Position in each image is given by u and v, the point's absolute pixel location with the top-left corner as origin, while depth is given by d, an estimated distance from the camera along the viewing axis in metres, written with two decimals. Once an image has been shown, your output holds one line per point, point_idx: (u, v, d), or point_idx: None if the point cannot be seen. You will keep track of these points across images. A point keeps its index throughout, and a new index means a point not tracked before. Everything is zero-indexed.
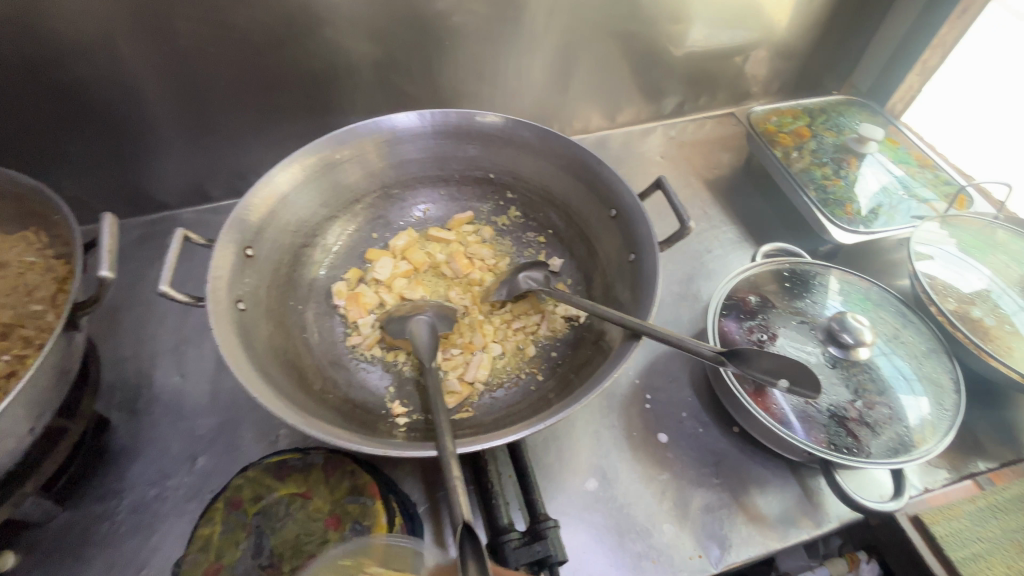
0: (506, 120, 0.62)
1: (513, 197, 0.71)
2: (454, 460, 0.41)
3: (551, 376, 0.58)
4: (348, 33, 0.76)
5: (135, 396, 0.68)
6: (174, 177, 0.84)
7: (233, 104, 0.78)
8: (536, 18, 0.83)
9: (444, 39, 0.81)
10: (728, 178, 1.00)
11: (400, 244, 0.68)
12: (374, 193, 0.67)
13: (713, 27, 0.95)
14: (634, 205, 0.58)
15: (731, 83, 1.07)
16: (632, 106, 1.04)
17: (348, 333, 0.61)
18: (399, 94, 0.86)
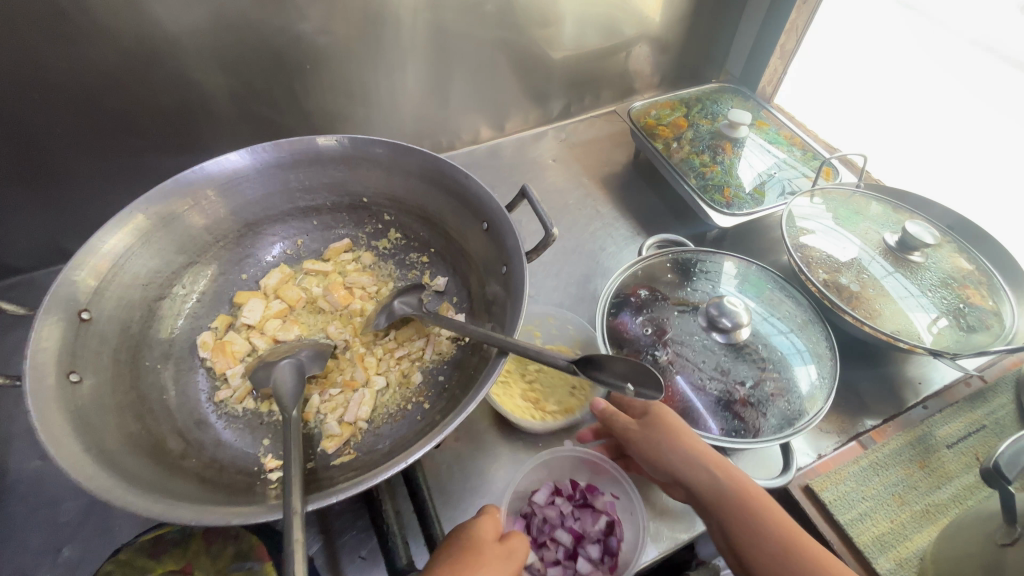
0: (350, 139, 0.61)
1: (390, 219, 0.68)
2: (298, 521, 0.38)
3: (437, 401, 0.56)
4: (195, 66, 0.72)
5: None
6: (22, 237, 0.76)
7: (75, 152, 0.72)
8: (400, 33, 0.82)
9: (305, 64, 0.78)
10: (620, 174, 1.02)
11: (271, 283, 0.64)
12: (235, 233, 0.64)
13: (584, 29, 0.97)
14: (501, 217, 0.57)
15: (615, 81, 1.09)
16: (520, 113, 1.04)
17: (217, 387, 0.57)
18: (267, 124, 0.82)
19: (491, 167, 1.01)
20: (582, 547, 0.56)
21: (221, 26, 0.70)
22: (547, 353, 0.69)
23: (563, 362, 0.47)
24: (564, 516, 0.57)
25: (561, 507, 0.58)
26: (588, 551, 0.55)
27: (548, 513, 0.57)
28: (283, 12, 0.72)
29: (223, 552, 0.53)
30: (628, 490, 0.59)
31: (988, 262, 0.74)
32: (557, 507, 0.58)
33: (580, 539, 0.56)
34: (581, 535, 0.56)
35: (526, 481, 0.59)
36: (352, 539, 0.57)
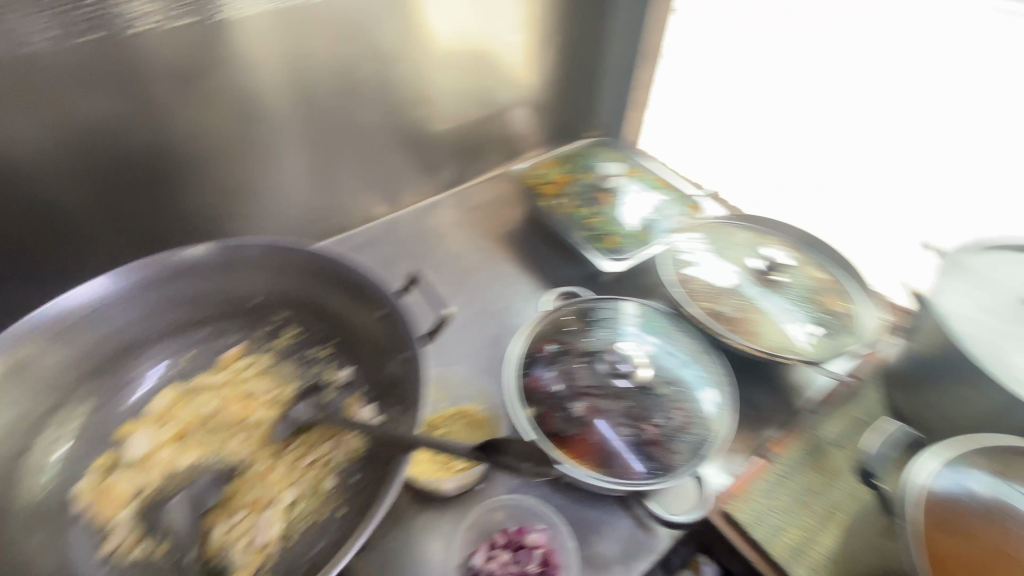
0: (216, 243, 0.61)
1: (286, 317, 0.66)
2: None
3: (353, 506, 0.53)
4: (52, 183, 0.69)
5: None
6: None
7: None
8: (274, 127, 0.82)
9: (176, 170, 0.77)
10: (517, 233, 1.06)
11: (158, 407, 0.60)
12: (109, 362, 0.59)
13: (460, 104, 1.02)
14: (397, 305, 0.59)
15: (501, 146, 1.15)
16: (413, 186, 1.07)
17: (102, 539, 0.51)
18: (141, 235, 0.79)
19: (391, 242, 1.02)
20: None
21: (78, 146, 0.69)
22: (460, 414, 0.73)
23: (464, 450, 0.52)
24: (505, 563, 0.57)
25: (500, 556, 0.58)
26: None
27: (489, 567, 0.57)
28: (144, 125, 0.72)
29: None
30: (552, 519, 0.62)
31: (839, 271, 0.84)
32: (496, 558, 0.58)
33: None
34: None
35: (461, 547, 0.60)
36: None
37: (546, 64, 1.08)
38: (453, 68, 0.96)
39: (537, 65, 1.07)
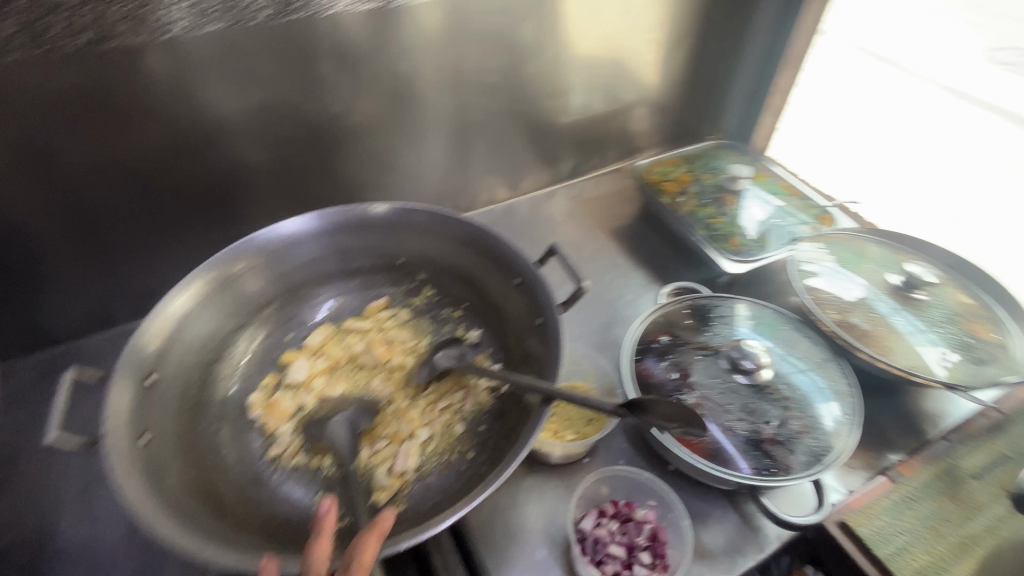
0: (392, 204, 0.68)
1: (424, 278, 0.73)
2: None
3: (482, 451, 0.59)
4: (240, 143, 0.79)
5: (36, 555, 0.61)
6: (74, 307, 0.81)
7: (126, 222, 0.78)
8: (425, 107, 0.90)
9: (340, 140, 0.86)
10: (630, 227, 1.07)
11: (315, 342, 0.68)
12: (281, 297, 0.68)
13: (588, 97, 1.05)
14: (535, 274, 0.62)
15: (620, 142, 1.17)
16: (533, 174, 1.12)
17: (267, 444, 0.59)
18: (302, 194, 0.89)
19: (506, 225, 1.07)
20: (636, 557, 0.58)
21: (266, 110, 0.77)
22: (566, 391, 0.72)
23: (610, 407, 0.53)
24: (614, 532, 0.59)
25: (609, 524, 0.60)
26: (641, 558, 0.57)
27: (599, 533, 0.59)
28: (321, 94, 0.80)
29: None
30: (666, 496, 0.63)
31: (989, 297, 0.78)
32: (605, 525, 0.60)
33: (631, 550, 0.58)
34: (631, 547, 0.58)
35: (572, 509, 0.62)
36: None
37: (678, 64, 1.08)
38: (589, 61, 0.99)
39: (668, 63, 1.07)
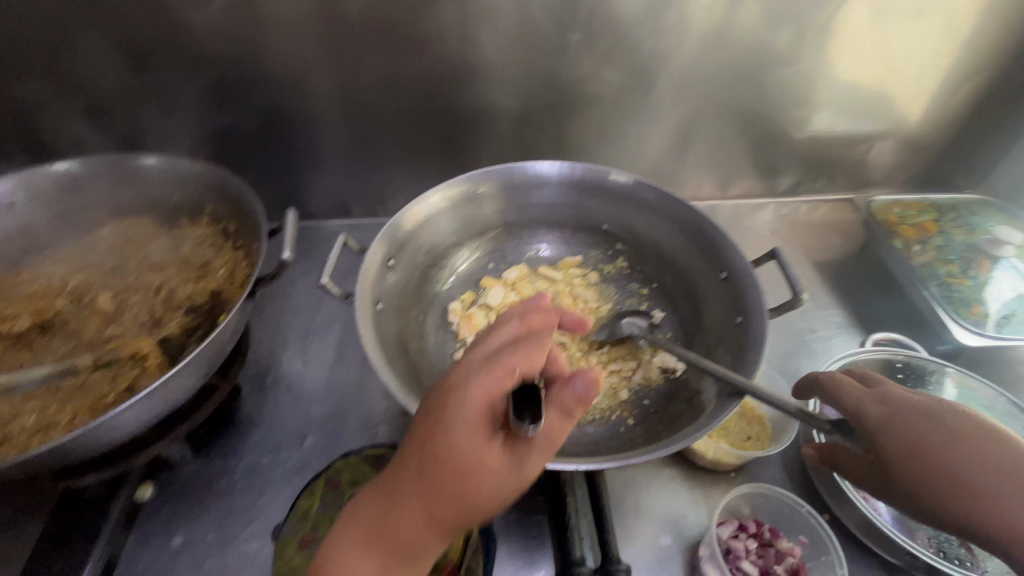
0: (634, 178, 0.69)
1: (623, 249, 0.75)
2: None
3: (642, 422, 0.60)
4: (494, 87, 0.86)
5: (265, 372, 0.77)
6: (326, 193, 0.97)
7: (387, 133, 0.90)
8: (664, 89, 0.90)
9: (577, 102, 0.90)
10: (840, 262, 0.97)
11: (512, 276, 0.73)
12: (496, 229, 0.74)
13: (838, 114, 0.96)
14: (746, 272, 0.60)
15: (854, 171, 1.06)
16: (745, 181, 1.07)
17: (457, 347, 0.67)
18: (526, 144, 0.95)
19: None
20: None
21: (526, 61, 0.84)
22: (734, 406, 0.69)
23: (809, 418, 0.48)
24: (751, 551, 0.57)
25: (747, 541, 0.57)
26: None
27: (734, 545, 0.57)
28: (577, 56, 0.84)
29: None
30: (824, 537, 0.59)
31: None
32: (742, 541, 0.58)
33: None
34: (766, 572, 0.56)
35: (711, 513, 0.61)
36: (528, 517, 0.63)
37: (963, 100, 0.94)
38: (854, 76, 0.90)
39: (949, 96, 0.94)
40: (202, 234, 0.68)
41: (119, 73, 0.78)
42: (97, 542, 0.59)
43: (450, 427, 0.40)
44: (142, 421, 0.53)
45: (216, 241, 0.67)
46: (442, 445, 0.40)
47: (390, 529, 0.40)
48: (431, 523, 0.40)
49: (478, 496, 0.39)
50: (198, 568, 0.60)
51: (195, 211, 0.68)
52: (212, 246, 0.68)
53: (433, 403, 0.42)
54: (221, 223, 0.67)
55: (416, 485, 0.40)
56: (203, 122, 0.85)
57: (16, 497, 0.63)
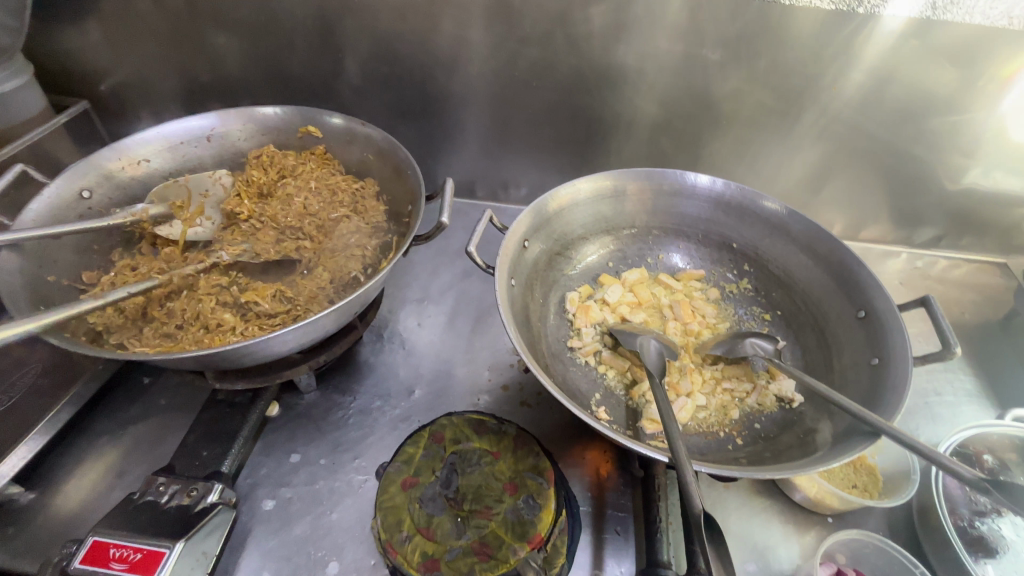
0: (784, 207, 0.68)
1: (749, 270, 0.74)
2: (690, 473, 0.46)
3: (750, 444, 0.60)
4: (639, 93, 0.88)
5: (383, 325, 0.83)
6: (456, 172, 1.03)
7: (525, 124, 0.94)
8: (814, 117, 0.88)
9: (717, 118, 0.90)
10: (978, 327, 0.90)
11: (632, 277, 0.75)
12: (627, 229, 0.76)
13: (1003, 172, 0.89)
14: (889, 314, 0.57)
15: (1009, 234, 0.97)
16: (881, 226, 1.01)
17: (571, 335, 0.70)
18: (658, 152, 0.96)
19: None
20: None
21: (677, 71, 0.85)
22: None
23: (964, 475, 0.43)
24: None
25: None
26: None
27: None
28: (731, 71, 0.84)
29: (527, 457, 0.65)
30: None
31: None
32: None
33: None
34: None
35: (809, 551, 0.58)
36: (613, 513, 0.64)
37: None
38: None
39: None
40: (369, 189, 0.74)
41: (307, 36, 0.87)
42: (237, 440, 0.64)
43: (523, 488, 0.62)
44: (296, 340, 0.58)
45: (377, 208, 0.74)
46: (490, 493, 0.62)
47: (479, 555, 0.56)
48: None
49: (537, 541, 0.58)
50: (309, 486, 0.66)
51: (367, 172, 0.76)
52: (372, 210, 0.73)
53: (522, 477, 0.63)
54: (385, 191, 0.74)
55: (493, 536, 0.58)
56: (365, 89, 0.92)
57: (173, 391, 0.72)
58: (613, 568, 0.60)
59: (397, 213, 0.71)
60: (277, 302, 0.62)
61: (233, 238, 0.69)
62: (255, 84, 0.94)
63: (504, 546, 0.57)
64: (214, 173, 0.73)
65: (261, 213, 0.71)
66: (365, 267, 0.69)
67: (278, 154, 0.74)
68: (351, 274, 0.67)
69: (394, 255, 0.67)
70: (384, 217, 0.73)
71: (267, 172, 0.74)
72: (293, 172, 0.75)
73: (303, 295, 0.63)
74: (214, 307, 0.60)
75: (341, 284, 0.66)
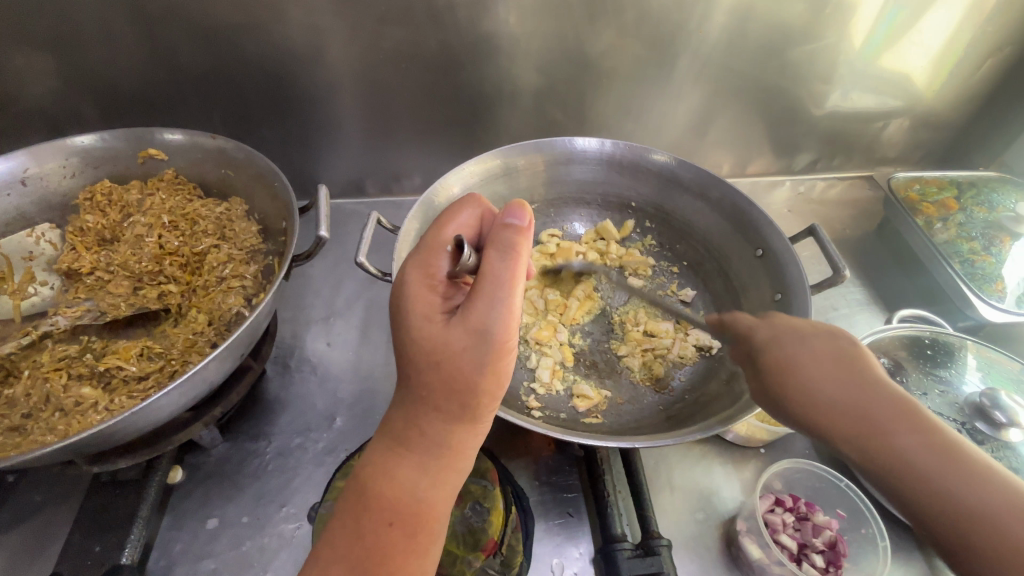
0: (671, 158, 0.67)
1: (651, 227, 0.74)
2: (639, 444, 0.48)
3: (680, 399, 0.60)
4: (516, 63, 0.84)
5: (289, 353, 0.76)
6: (341, 172, 0.95)
7: (405, 110, 0.88)
8: (688, 64, 0.89)
9: (597, 77, 0.88)
10: (858, 239, 0.98)
11: (536, 256, 0.73)
12: (527, 207, 0.74)
13: (857, 92, 0.95)
14: (783, 247, 0.59)
15: (870, 149, 1.06)
16: (762, 160, 1.06)
17: None
18: (547, 119, 0.93)
19: None
20: (807, 555, 0.55)
21: (549, 33, 0.81)
22: None
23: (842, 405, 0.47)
24: (787, 524, 0.57)
25: (784, 514, 0.57)
26: (813, 558, 0.54)
27: (771, 518, 0.57)
28: (602, 27, 0.82)
29: (466, 462, 0.62)
30: (860, 509, 0.58)
31: None
32: (779, 515, 0.57)
33: (803, 548, 0.55)
34: (803, 544, 0.55)
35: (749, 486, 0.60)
36: (561, 495, 0.63)
37: (983, 77, 0.94)
38: (875, 54, 0.90)
39: (968, 72, 0.93)
40: (234, 211, 0.67)
41: (128, 43, 0.75)
42: (135, 522, 0.56)
43: (455, 346, 0.40)
44: (180, 404, 0.50)
45: (247, 230, 0.66)
46: (500, 264, 0.40)
47: (414, 435, 0.42)
48: (452, 388, 0.41)
49: (462, 371, 0.40)
50: (234, 550, 0.59)
51: (231, 191, 0.68)
52: (241, 233, 0.66)
53: (419, 352, 0.41)
54: (254, 210, 0.67)
55: (486, 374, 0.41)
56: (213, 97, 0.82)
57: (44, 485, 0.61)
58: (570, 551, 0.59)
59: (271, 230, 0.65)
60: (149, 361, 0.54)
61: (81, 297, 0.59)
62: (75, 109, 0.80)
63: (463, 558, 0.55)
64: (35, 231, 0.62)
65: (110, 261, 0.62)
66: (247, 300, 0.61)
67: (117, 188, 0.65)
68: (230, 309, 0.59)
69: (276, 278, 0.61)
70: (260, 238, 0.66)
71: (109, 213, 0.64)
72: (141, 208, 0.66)
73: (178, 347, 0.55)
74: (69, 383, 0.51)
75: (223, 325, 0.58)
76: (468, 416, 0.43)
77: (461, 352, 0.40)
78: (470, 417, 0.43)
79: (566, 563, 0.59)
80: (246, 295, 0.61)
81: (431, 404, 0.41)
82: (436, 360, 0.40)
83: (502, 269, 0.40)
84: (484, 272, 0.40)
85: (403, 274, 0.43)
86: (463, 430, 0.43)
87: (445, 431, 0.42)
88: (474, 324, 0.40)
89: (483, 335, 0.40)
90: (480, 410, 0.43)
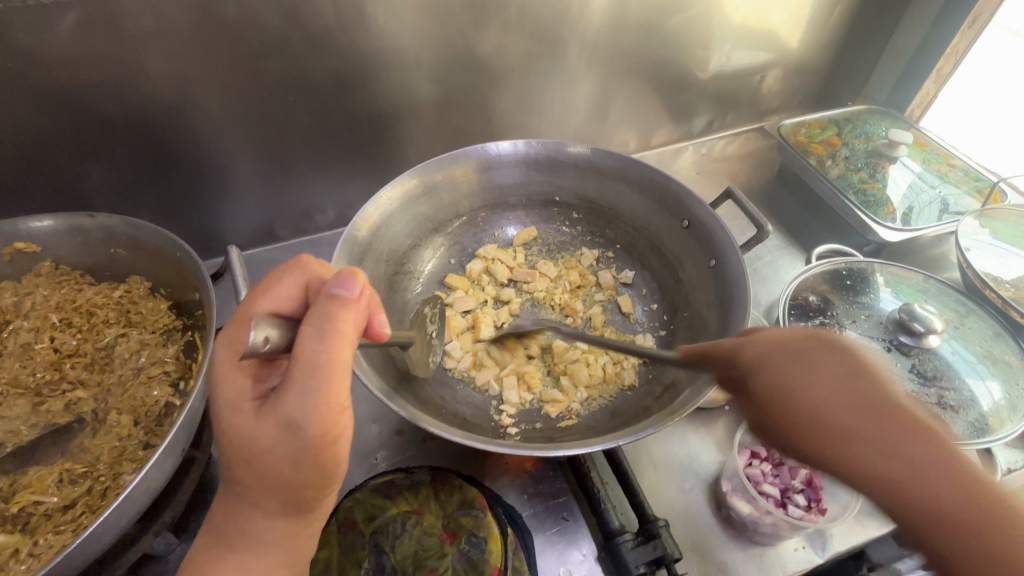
0: (585, 147, 0.68)
1: (578, 217, 0.75)
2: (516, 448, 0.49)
3: (643, 383, 0.62)
4: (409, 76, 0.82)
5: None
6: (248, 221, 0.88)
7: (303, 145, 0.83)
8: (578, 51, 0.90)
9: (493, 77, 0.88)
10: (762, 189, 1.05)
11: (475, 269, 0.72)
12: (454, 221, 0.72)
13: (737, 50, 1.01)
14: (707, 215, 0.61)
15: (754, 102, 1.13)
16: (664, 130, 1.10)
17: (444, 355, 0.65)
18: (452, 128, 0.91)
19: None
20: (790, 498, 0.58)
21: (438, 41, 0.79)
22: None
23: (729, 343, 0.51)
24: (767, 472, 0.60)
25: (762, 465, 0.60)
26: (796, 499, 0.58)
27: (751, 471, 0.60)
28: (488, 28, 0.81)
29: (451, 496, 0.59)
30: None
31: None
32: (757, 466, 0.60)
33: (786, 491, 0.58)
34: (785, 489, 0.58)
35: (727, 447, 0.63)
36: (552, 503, 0.63)
37: (837, 21, 1.03)
38: (744, 15, 0.95)
39: (824, 19, 1.02)
40: (135, 291, 0.60)
41: None
42: None
43: (258, 440, 0.40)
44: (122, 525, 0.44)
45: (154, 310, 0.60)
46: (312, 341, 0.38)
47: (237, 527, 0.42)
48: (273, 482, 0.41)
49: (272, 464, 0.40)
50: None
51: (126, 272, 0.61)
52: (149, 315, 0.59)
53: (232, 446, 0.40)
54: (158, 285, 0.60)
55: (305, 468, 0.41)
56: (79, 168, 0.72)
57: None
58: (574, 556, 0.59)
59: (183, 304, 0.59)
60: (76, 484, 0.47)
61: None
62: None
63: None
64: None
65: None
66: (175, 386, 0.55)
67: None
68: (158, 402, 0.53)
69: (202, 355, 0.56)
70: (173, 315, 0.60)
71: None
72: (24, 312, 0.58)
73: (105, 458, 0.49)
74: None
75: (152, 421, 0.52)
76: (296, 509, 0.43)
77: (271, 447, 0.40)
78: (304, 504, 0.43)
79: (572, 569, 0.58)
80: (170, 382, 0.55)
81: (261, 488, 0.42)
82: (248, 458, 0.40)
83: (319, 354, 0.38)
84: (293, 358, 0.38)
85: (215, 351, 0.42)
86: (294, 523, 0.44)
87: (275, 521, 0.43)
88: (285, 418, 0.39)
89: (293, 429, 0.39)
90: (310, 502, 0.44)
